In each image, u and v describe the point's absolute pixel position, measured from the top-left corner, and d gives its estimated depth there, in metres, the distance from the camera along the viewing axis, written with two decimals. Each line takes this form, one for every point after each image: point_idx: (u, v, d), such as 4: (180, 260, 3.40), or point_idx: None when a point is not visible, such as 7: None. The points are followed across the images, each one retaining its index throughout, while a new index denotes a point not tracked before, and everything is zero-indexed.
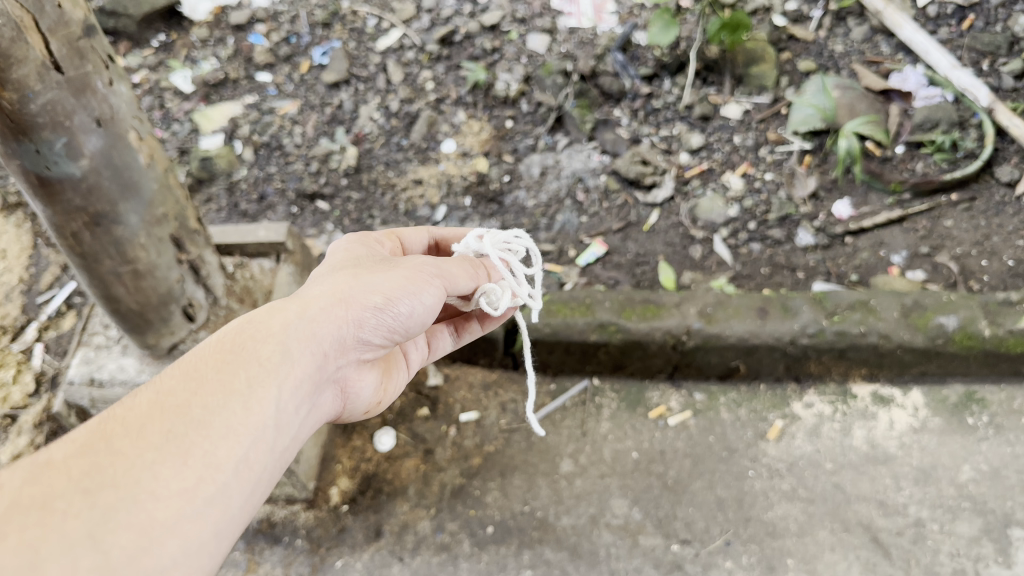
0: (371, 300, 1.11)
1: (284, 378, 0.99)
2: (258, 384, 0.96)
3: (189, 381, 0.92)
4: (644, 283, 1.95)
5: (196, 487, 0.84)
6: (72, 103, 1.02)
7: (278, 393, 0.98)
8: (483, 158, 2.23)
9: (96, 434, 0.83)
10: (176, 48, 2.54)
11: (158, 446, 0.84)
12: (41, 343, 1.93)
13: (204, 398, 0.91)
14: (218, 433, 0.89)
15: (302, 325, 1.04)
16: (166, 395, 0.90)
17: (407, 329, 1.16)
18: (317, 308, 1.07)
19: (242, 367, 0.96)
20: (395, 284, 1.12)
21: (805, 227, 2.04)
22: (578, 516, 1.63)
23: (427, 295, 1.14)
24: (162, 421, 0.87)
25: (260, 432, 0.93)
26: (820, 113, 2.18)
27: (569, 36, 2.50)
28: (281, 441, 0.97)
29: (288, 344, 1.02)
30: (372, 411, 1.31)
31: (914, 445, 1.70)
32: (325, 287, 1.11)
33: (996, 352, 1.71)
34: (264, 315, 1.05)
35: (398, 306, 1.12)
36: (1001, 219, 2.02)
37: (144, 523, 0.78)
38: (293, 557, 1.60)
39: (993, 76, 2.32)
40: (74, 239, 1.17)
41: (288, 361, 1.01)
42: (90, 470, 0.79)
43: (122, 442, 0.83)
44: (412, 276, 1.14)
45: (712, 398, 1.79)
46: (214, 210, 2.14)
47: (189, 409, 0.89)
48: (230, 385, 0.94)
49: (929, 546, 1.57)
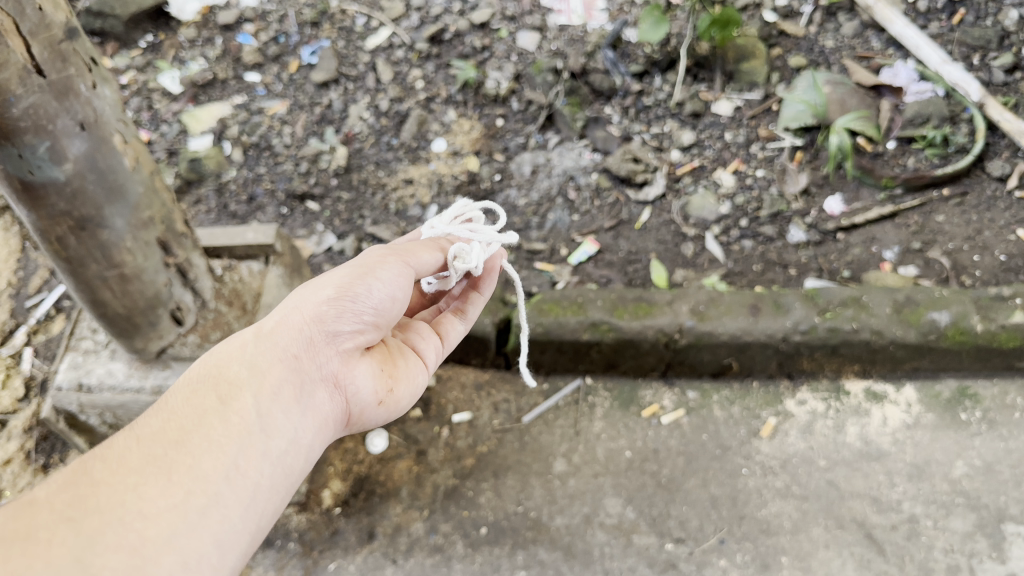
0: (324, 295, 1.09)
1: (258, 389, 1.02)
2: (231, 398, 1.00)
3: (164, 412, 0.97)
4: (636, 282, 1.95)
5: (186, 501, 0.88)
6: (55, 106, 1.00)
7: (255, 401, 1.01)
8: (474, 157, 2.22)
9: (79, 468, 0.87)
10: (164, 48, 2.53)
11: (138, 470, 0.88)
12: (31, 347, 1.92)
13: (179, 422, 0.95)
14: (199, 448, 0.93)
15: (263, 339, 1.07)
16: (142, 427, 0.94)
17: (381, 313, 1.11)
18: (274, 320, 1.08)
19: (212, 389, 1.00)
20: (346, 274, 1.10)
21: (796, 223, 2.04)
22: (572, 516, 1.62)
23: (382, 273, 1.10)
24: (141, 448, 0.91)
25: (245, 440, 0.97)
26: (810, 109, 2.18)
27: (559, 34, 2.49)
28: (273, 446, 1.00)
29: (253, 359, 1.05)
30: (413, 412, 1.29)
31: (907, 441, 1.70)
32: (286, 301, 1.13)
33: (988, 347, 1.71)
34: (229, 341, 1.08)
35: (355, 293, 1.08)
36: (993, 214, 2.02)
37: (135, 542, 0.82)
38: (286, 560, 1.59)
39: (984, 70, 2.32)
40: (60, 243, 1.16)
41: (259, 372, 1.03)
42: (75, 498, 0.82)
43: (102, 470, 0.86)
44: (362, 263, 1.11)
45: (705, 396, 1.79)
46: (203, 211, 2.13)
47: (166, 434, 0.93)
48: (202, 406, 0.98)
49: (923, 542, 1.57)
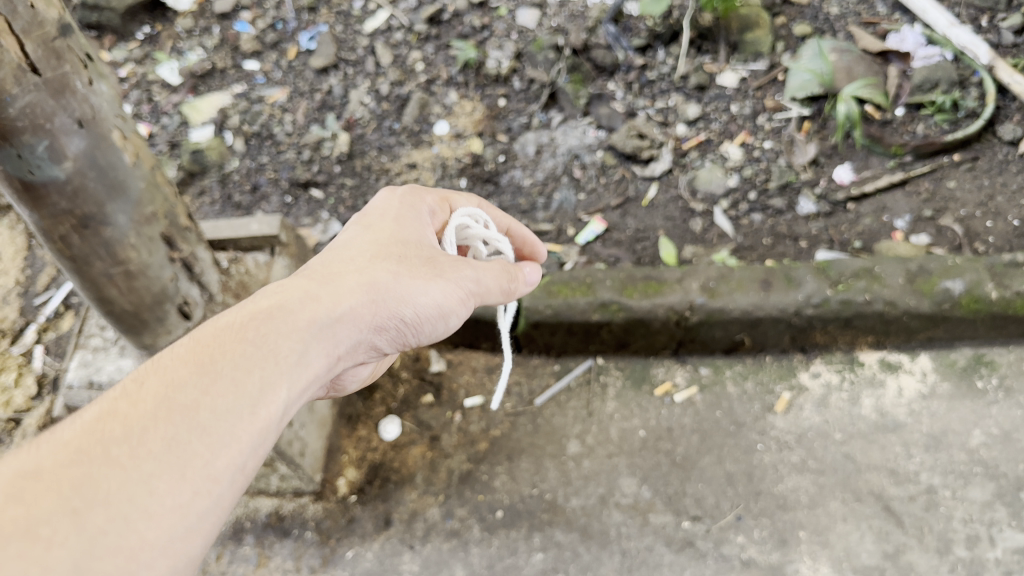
0: (403, 312, 1.10)
1: (297, 381, 0.94)
2: (270, 386, 0.90)
3: (199, 378, 0.85)
4: (645, 259, 1.93)
5: (193, 503, 0.77)
6: (51, 105, 0.99)
7: (288, 394, 0.92)
8: (478, 139, 2.20)
9: (92, 438, 0.75)
10: (162, 39, 2.50)
11: (158, 456, 0.77)
12: (41, 345, 1.92)
13: (212, 401, 0.84)
14: (221, 441, 0.82)
15: (328, 323, 1.01)
16: (174, 393, 0.82)
17: (422, 340, 1.20)
18: (347, 308, 1.03)
19: (258, 365, 0.90)
20: (435, 301, 1.12)
21: (806, 194, 2.01)
22: (587, 497, 1.62)
23: (456, 317, 1.18)
24: (166, 424, 0.80)
25: (262, 438, 0.87)
26: (817, 78, 2.15)
27: (560, 10, 2.45)
28: (279, 444, 0.92)
29: (309, 344, 0.97)
30: (360, 389, 1.37)
31: (923, 411, 1.69)
32: (363, 279, 1.07)
33: (1004, 315, 1.69)
34: (293, 303, 0.99)
35: (422, 325, 1.15)
36: (1005, 178, 1.99)
37: (133, 546, 0.72)
38: (304, 549, 1.59)
39: (993, 32, 2.28)
40: (64, 243, 1.14)
41: (305, 363, 0.96)
42: (80, 483, 0.71)
43: (119, 451, 0.75)
44: (450, 294, 1.13)
45: (718, 372, 1.77)
46: (208, 203, 2.12)
47: (196, 413, 0.82)
48: (241, 385, 0.87)
49: (941, 513, 1.56)
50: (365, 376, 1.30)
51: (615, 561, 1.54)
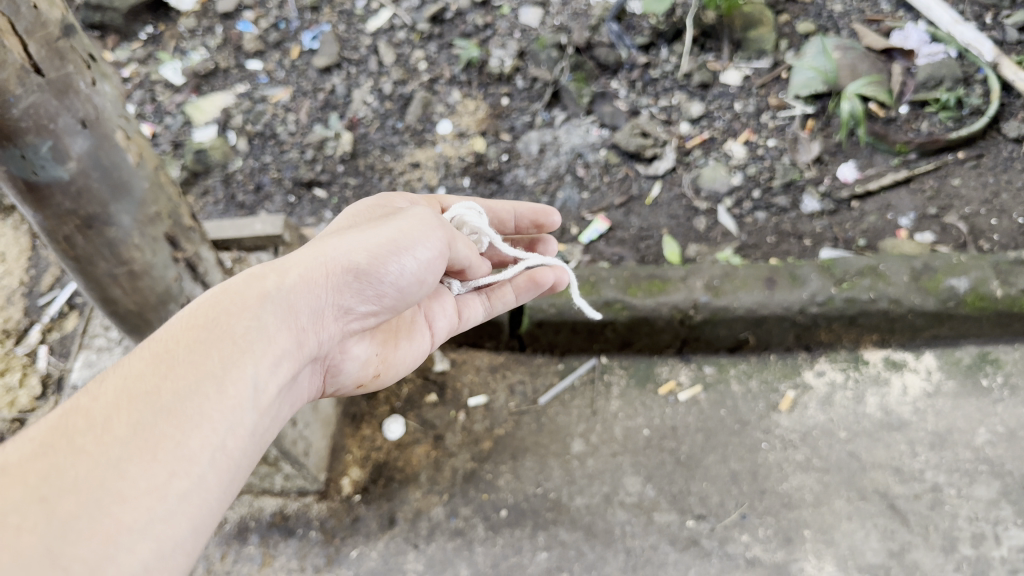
0: (355, 261, 1.05)
1: (260, 356, 0.93)
2: (233, 363, 0.90)
3: (159, 363, 0.85)
4: (649, 258, 1.93)
5: (168, 484, 0.78)
6: (55, 105, 0.99)
7: (255, 370, 0.92)
8: (481, 138, 2.20)
9: (58, 430, 0.76)
10: (165, 39, 2.50)
11: (124, 441, 0.77)
12: (46, 345, 1.92)
13: (174, 384, 0.84)
14: (191, 421, 0.82)
15: (280, 295, 0.98)
16: (136, 380, 0.82)
17: (400, 291, 1.12)
18: (294, 277, 1.00)
19: (216, 345, 0.90)
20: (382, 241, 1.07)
21: (810, 192, 2.01)
22: (592, 495, 1.62)
23: (421, 248, 1.10)
24: (130, 410, 0.79)
25: (236, 415, 0.87)
26: (821, 76, 2.15)
27: (562, 8, 2.45)
28: (259, 421, 0.92)
29: (263, 316, 0.95)
30: (368, 383, 1.30)
31: (928, 409, 1.68)
32: (309, 250, 1.05)
33: (1009, 312, 1.68)
34: (241, 283, 0.98)
35: (386, 268, 1.07)
36: (1010, 175, 1.98)
37: (109, 530, 0.72)
38: (308, 548, 1.59)
39: (997, 29, 2.27)
40: (68, 243, 1.14)
41: (265, 337, 0.94)
42: (48, 474, 0.72)
43: (84, 439, 0.76)
44: (405, 233, 1.09)
45: (722, 371, 1.77)
46: (211, 202, 2.12)
47: (160, 397, 0.82)
48: (203, 366, 0.87)
49: (947, 511, 1.55)
50: (363, 357, 1.25)
51: (619, 560, 1.54)
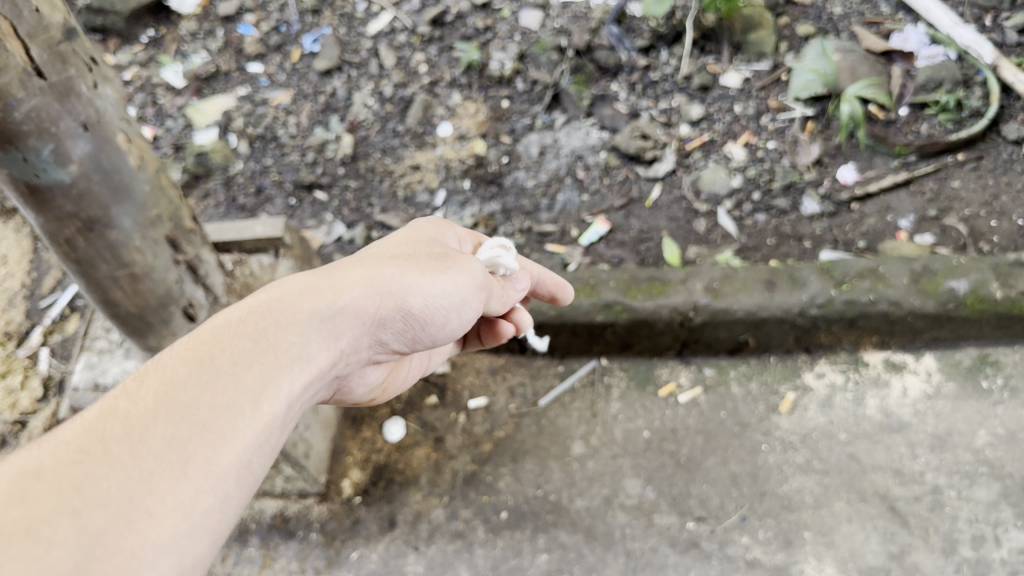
0: (408, 305, 1.10)
1: (297, 375, 0.94)
2: (270, 381, 0.91)
3: (199, 374, 0.86)
4: (649, 260, 1.93)
5: (195, 501, 0.77)
6: (57, 108, 0.99)
7: (289, 389, 0.93)
8: (481, 140, 2.21)
9: (93, 436, 0.76)
10: (166, 42, 2.51)
11: (158, 454, 0.77)
12: (47, 348, 1.93)
13: (213, 398, 0.84)
14: (223, 437, 0.83)
15: (331, 316, 1.01)
16: (174, 389, 0.83)
17: (433, 336, 1.19)
18: (349, 300, 1.04)
19: (257, 362, 0.91)
20: (440, 292, 1.12)
21: (810, 195, 2.01)
22: (592, 498, 1.62)
23: (468, 310, 1.18)
24: (165, 422, 0.80)
25: (265, 433, 0.88)
26: (821, 79, 2.15)
27: (563, 11, 2.45)
28: (282, 440, 0.92)
29: (310, 336, 0.97)
30: (367, 403, 1.36)
31: (928, 412, 1.68)
32: (366, 273, 1.08)
33: (1008, 315, 1.68)
34: (296, 295, 1.00)
35: (433, 319, 1.14)
36: (1010, 177, 1.99)
37: (136, 547, 0.71)
38: (308, 550, 1.59)
39: (997, 31, 2.27)
40: (69, 245, 1.15)
41: (307, 356, 0.96)
42: (81, 483, 0.71)
43: (119, 449, 0.75)
44: (460, 286, 1.15)
45: (722, 373, 1.77)
46: (212, 205, 2.13)
47: (196, 410, 0.82)
48: (241, 382, 0.88)
49: (947, 513, 1.55)
50: (373, 382, 1.29)
51: (620, 562, 1.54)
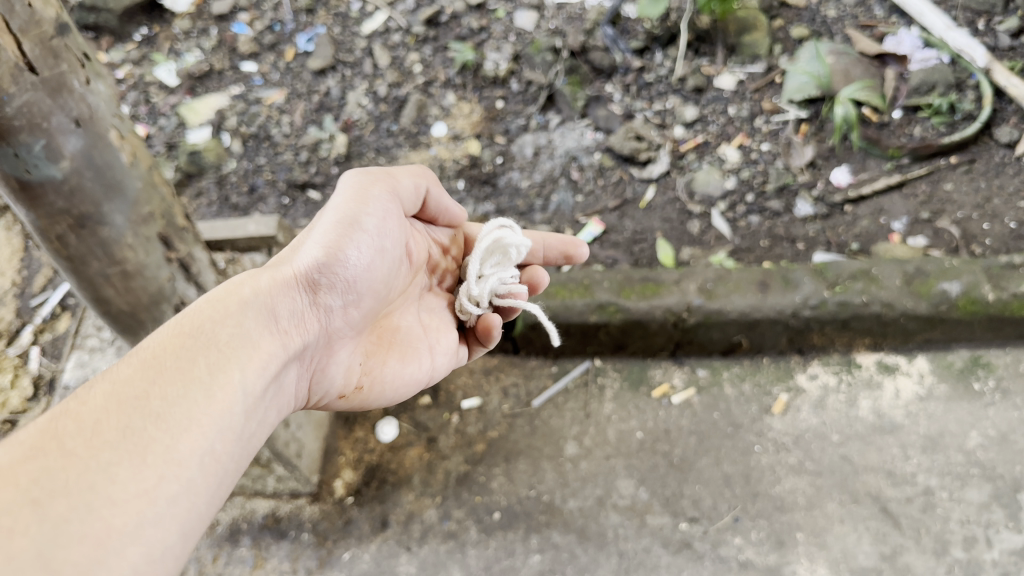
0: (316, 256, 1.08)
1: (246, 361, 0.94)
2: (219, 369, 0.90)
3: (148, 368, 0.85)
4: (643, 261, 1.93)
5: (158, 487, 0.77)
6: (48, 104, 0.99)
7: (242, 377, 0.92)
8: (475, 141, 2.20)
9: (47, 432, 0.75)
10: (159, 41, 2.50)
11: (113, 445, 0.77)
12: (38, 346, 1.92)
13: (163, 388, 0.84)
14: (180, 425, 0.82)
15: (258, 299, 1.00)
16: (123, 383, 0.82)
17: (368, 272, 1.14)
18: (265, 282, 1.03)
19: (202, 352, 0.90)
20: (332, 222, 1.11)
21: (803, 197, 2.01)
22: (585, 498, 1.62)
23: (369, 218, 1.14)
24: (118, 414, 0.79)
25: (225, 421, 0.87)
26: (815, 81, 2.16)
27: (557, 12, 2.45)
28: (246, 428, 0.92)
29: (246, 323, 0.97)
30: (353, 396, 1.21)
31: (920, 413, 1.69)
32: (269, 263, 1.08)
33: (1000, 316, 1.69)
34: (220, 295, 1.00)
35: (346, 253, 1.11)
36: (1002, 180, 1.99)
37: (100, 534, 0.71)
38: (300, 551, 1.59)
39: (989, 35, 2.29)
40: (60, 242, 1.14)
41: (249, 342, 0.96)
42: (37, 476, 0.71)
43: (74, 443, 0.75)
44: (352, 216, 1.13)
45: (716, 374, 1.77)
46: (204, 204, 2.12)
47: (148, 402, 0.82)
48: (190, 372, 0.87)
49: (939, 514, 1.56)
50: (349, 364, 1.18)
51: (612, 562, 1.54)
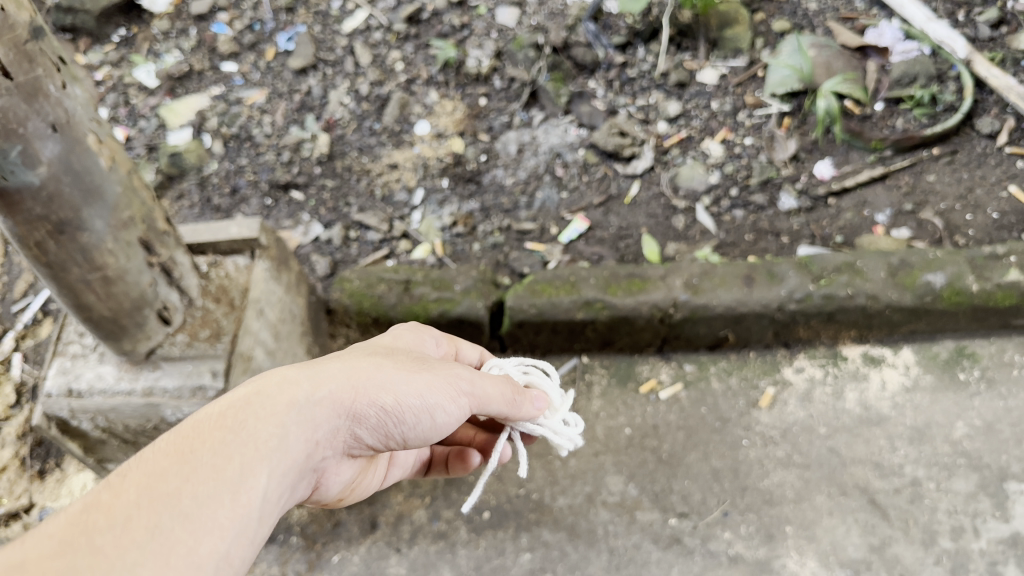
0: (384, 400, 1.06)
1: (277, 466, 0.96)
2: (251, 473, 0.93)
3: (181, 464, 0.89)
4: (629, 257, 1.93)
5: None
6: (24, 109, 0.97)
7: (268, 482, 0.95)
8: (459, 138, 2.19)
9: (77, 528, 0.80)
10: (138, 42, 2.48)
11: (139, 546, 0.81)
12: (19, 353, 1.90)
13: (194, 486, 0.88)
14: (204, 527, 0.86)
15: (308, 406, 1.01)
16: (155, 479, 0.87)
17: (408, 437, 1.12)
18: (327, 392, 1.03)
19: (238, 451, 0.93)
20: (413, 390, 1.08)
21: (787, 190, 2.02)
22: (575, 495, 1.61)
23: (441, 412, 1.10)
24: (148, 513, 0.84)
25: (244, 526, 0.91)
26: (797, 74, 2.15)
27: (539, 8, 2.45)
28: (263, 532, 0.95)
29: (289, 428, 0.98)
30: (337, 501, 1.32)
31: (907, 404, 1.69)
32: (345, 368, 1.07)
33: (985, 306, 1.70)
34: (276, 386, 1.02)
35: (407, 415, 1.08)
36: (984, 171, 2.01)
37: None
38: (289, 554, 1.58)
39: (969, 26, 2.30)
40: (39, 248, 1.12)
41: (285, 449, 0.98)
42: (64, 573, 0.75)
43: (103, 540, 0.79)
44: (438, 385, 1.09)
45: (703, 369, 1.77)
46: (186, 206, 2.10)
47: (179, 501, 0.86)
48: (222, 472, 0.91)
49: (926, 505, 1.57)
50: (347, 479, 1.24)
51: (603, 559, 1.54)
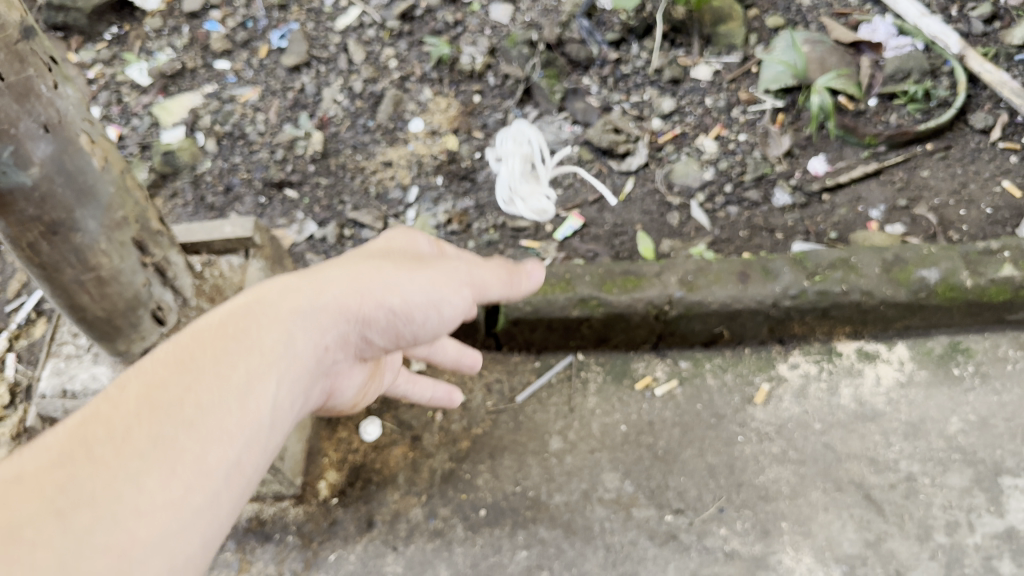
0: (388, 300, 1.11)
1: (283, 371, 0.99)
2: (256, 379, 0.95)
3: (183, 375, 0.90)
4: (624, 254, 1.93)
5: (185, 497, 0.83)
6: (15, 110, 0.96)
7: (276, 388, 0.97)
8: (453, 136, 2.19)
9: (76, 441, 0.79)
10: (130, 39, 2.46)
11: (143, 455, 0.81)
12: (13, 353, 1.89)
13: (197, 396, 0.89)
14: (211, 436, 0.88)
15: (313, 312, 1.04)
16: (155, 387, 0.87)
17: (417, 333, 1.19)
18: (330, 297, 1.06)
19: (241, 358, 0.95)
20: (416, 289, 1.13)
21: (781, 186, 2.02)
22: (570, 492, 1.62)
23: (447, 306, 1.17)
24: (150, 422, 0.84)
25: (253, 431, 0.93)
26: (790, 70, 2.15)
27: (533, 4, 2.44)
28: (273, 436, 0.98)
29: (293, 334, 1.01)
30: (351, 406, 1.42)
31: (901, 400, 1.70)
32: (348, 271, 1.10)
33: (979, 302, 1.70)
34: (276, 294, 1.04)
35: (415, 315, 1.14)
36: (977, 166, 2.01)
37: (124, 544, 0.76)
38: (285, 553, 1.58)
39: (963, 21, 2.30)
40: (32, 250, 1.12)
41: (291, 353, 1.01)
42: (63, 482, 0.75)
43: (103, 450, 0.80)
44: (442, 280, 1.15)
45: (698, 365, 1.77)
46: (180, 205, 2.09)
47: (182, 409, 0.87)
48: (226, 379, 0.92)
49: (921, 500, 1.57)
50: (359, 384, 1.35)
51: (599, 556, 1.54)
